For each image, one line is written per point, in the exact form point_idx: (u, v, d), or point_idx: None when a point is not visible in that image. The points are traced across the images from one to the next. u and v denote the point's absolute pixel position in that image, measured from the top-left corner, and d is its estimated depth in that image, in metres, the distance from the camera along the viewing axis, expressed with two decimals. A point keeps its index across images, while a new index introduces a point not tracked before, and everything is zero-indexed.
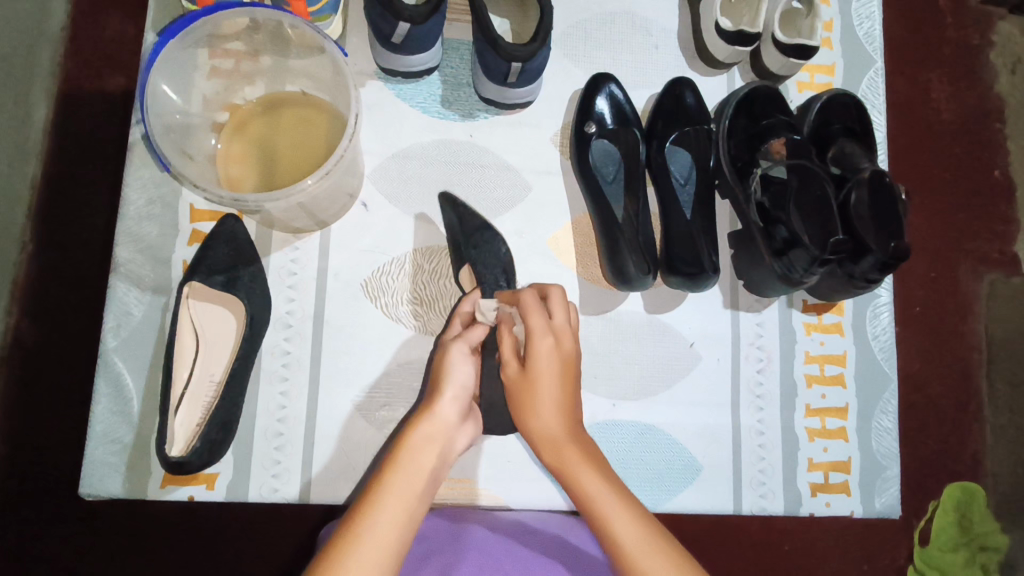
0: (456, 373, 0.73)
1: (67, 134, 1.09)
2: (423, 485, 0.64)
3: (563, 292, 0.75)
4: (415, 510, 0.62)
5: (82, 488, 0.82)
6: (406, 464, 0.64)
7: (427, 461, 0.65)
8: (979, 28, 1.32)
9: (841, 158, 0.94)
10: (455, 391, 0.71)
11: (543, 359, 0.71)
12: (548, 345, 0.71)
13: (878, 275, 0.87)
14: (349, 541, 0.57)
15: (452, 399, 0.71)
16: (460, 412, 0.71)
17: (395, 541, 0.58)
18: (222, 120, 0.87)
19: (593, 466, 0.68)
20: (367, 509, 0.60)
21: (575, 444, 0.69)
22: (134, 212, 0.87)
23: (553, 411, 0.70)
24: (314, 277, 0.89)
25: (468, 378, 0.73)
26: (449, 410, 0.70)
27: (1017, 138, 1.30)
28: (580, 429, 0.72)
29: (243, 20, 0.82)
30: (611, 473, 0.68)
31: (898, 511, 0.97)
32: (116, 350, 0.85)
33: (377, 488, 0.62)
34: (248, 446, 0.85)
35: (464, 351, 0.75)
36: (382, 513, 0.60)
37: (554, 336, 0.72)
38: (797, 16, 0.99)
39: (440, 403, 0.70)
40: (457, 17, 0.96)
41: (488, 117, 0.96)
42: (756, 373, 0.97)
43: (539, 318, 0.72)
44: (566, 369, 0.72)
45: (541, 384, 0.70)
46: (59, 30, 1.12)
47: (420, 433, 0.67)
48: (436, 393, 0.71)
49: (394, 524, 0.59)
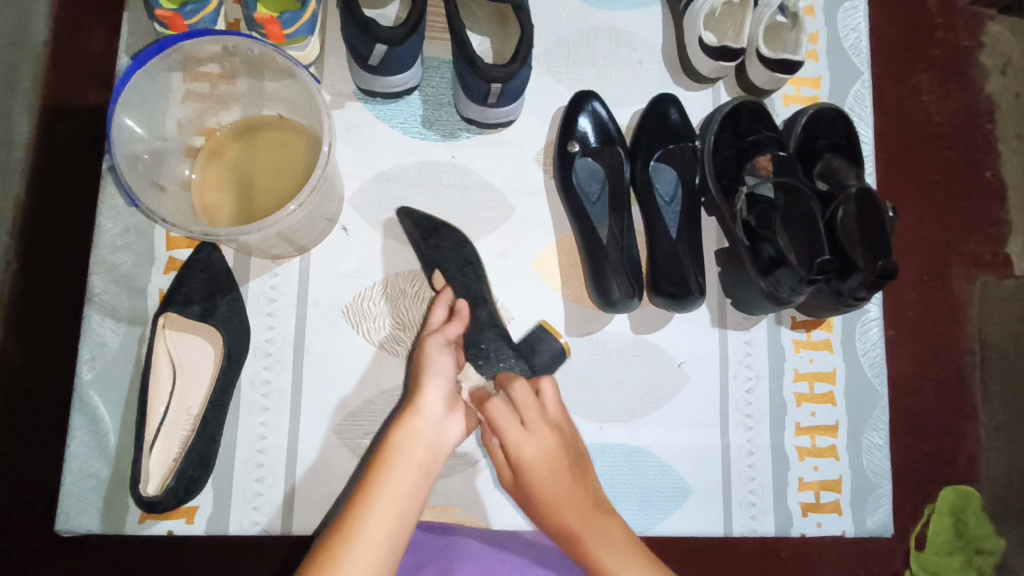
0: (436, 363, 0.69)
1: (45, 156, 1.07)
2: (412, 485, 0.61)
3: (525, 384, 0.73)
4: (407, 507, 0.60)
5: (59, 525, 0.80)
6: (392, 465, 0.62)
7: (414, 458, 0.62)
8: (968, 29, 1.31)
9: (827, 173, 0.93)
10: (438, 383, 0.68)
11: (531, 468, 0.69)
12: (533, 451, 0.69)
13: (867, 293, 0.85)
14: (340, 549, 0.56)
15: (435, 389, 0.67)
16: (445, 401, 0.66)
17: (388, 543, 0.57)
18: (197, 145, 0.86)
19: (613, 538, 0.66)
20: (355, 515, 0.58)
21: (596, 525, 0.67)
22: (108, 240, 0.86)
23: (564, 505, 0.68)
24: (294, 304, 0.88)
25: (449, 369, 0.69)
26: (433, 400, 0.66)
27: (1008, 140, 1.29)
28: (601, 511, 0.69)
29: (216, 46, 0.80)
30: (633, 543, 0.66)
31: (890, 530, 0.96)
32: (92, 383, 0.83)
33: (365, 490, 0.60)
34: (227, 478, 0.83)
35: (441, 344, 0.72)
36: (372, 520, 0.58)
37: (532, 437, 0.69)
38: (782, 30, 0.98)
39: (423, 395, 0.66)
40: (437, 34, 0.95)
41: (470, 137, 0.94)
42: (745, 394, 0.96)
43: (511, 427, 0.70)
44: (561, 468, 0.70)
45: (540, 493, 0.69)
46: (40, 48, 1.09)
47: (406, 428, 0.64)
48: (416, 385, 0.68)
49: (384, 528, 0.58)
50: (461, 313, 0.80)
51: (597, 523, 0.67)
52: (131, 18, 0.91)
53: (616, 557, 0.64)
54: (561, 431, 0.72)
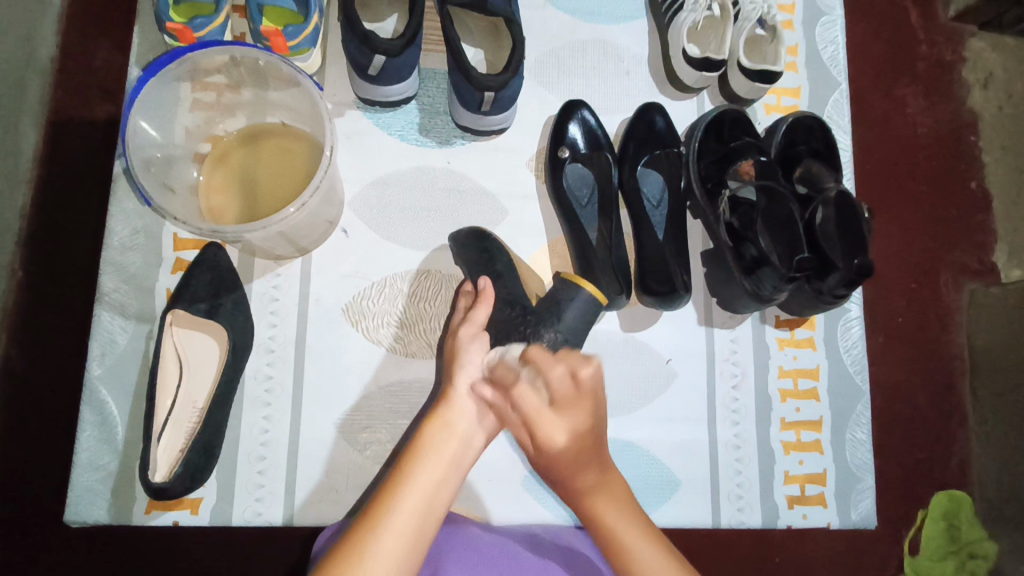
0: (468, 359, 0.73)
1: (55, 164, 1.11)
2: (445, 474, 0.65)
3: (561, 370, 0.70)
4: (436, 500, 0.62)
5: (67, 515, 0.83)
6: (427, 453, 0.65)
7: (447, 450, 0.66)
8: (950, 44, 1.36)
9: (807, 177, 1.00)
10: (470, 377, 0.72)
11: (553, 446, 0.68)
12: (559, 434, 0.68)
13: (845, 290, 0.89)
14: (367, 535, 0.58)
15: (468, 381, 0.72)
16: (478, 395, 0.71)
17: (416, 532, 0.59)
18: (204, 152, 0.90)
19: (618, 503, 0.69)
20: (384, 501, 0.61)
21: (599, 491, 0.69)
22: (118, 242, 0.90)
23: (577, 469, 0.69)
24: (296, 301, 0.92)
25: (480, 362, 0.73)
26: (467, 395, 0.71)
27: (989, 151, 1.34)
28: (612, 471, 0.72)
29: (223, 56, 0.84)
30: (634, 510, 0.70)
31: (874, 522, 0.99)
32: (101, 378, 0.87)
33: (399, 479, 0.64)
34: (231, 471, 0.86)
35: (473, 336, 0.76)
36: (400, 506, 0.60)
37: (560, 418, 0.68)
38: (762, 41, 1.02)
39: (457, 389, 0.71)
40: (433, 47, 1.00)
41: (465, 144, 0.99)
42: (731, 389, 0.99)
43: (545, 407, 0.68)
44: (586, 448, 0.69)
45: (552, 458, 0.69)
46: (48, 60, 1.13)
47: (441, 421, 0.68)
48: (450, 382, 0.72)
49: (413, 516, 0.60)
50: (485, 292, 0.82)
51: (604, 480, 0.70)
52: (141, 28, 0.96)
53: (617, 519, 0.68)
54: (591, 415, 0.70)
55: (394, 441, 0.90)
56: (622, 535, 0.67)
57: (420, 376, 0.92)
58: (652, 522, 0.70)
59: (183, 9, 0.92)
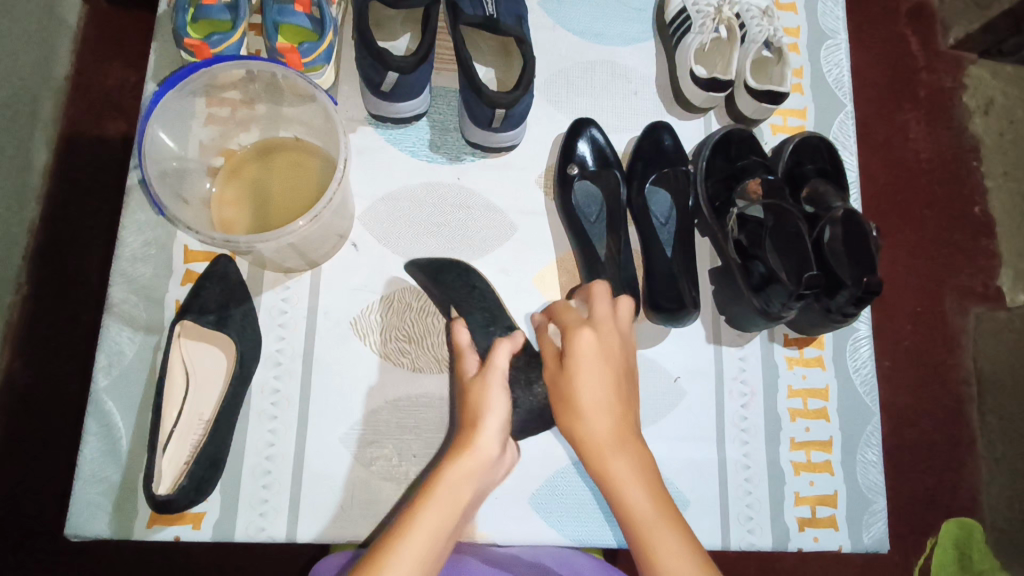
0: (495, 407, 0.70)
1: (67, 181, 1.13)
2: (455, 522, 0.62)
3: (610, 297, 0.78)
4: (442, 551, 0.59)
5: (68, 528, 0.82)
6: (441, 498, 0.62)
7: (463, 496, 0.63)
8: (952, 71, 1.37)
9: (814, 198, 0.98)
10: (494, 423, 0.69)
11: (582, 356, 0.73)
12: (591, 340, 0.73)
13: (854, 309, 0.88)
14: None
15: (491, 431, 0.69)
16: (499, 446, 0.69)
17: (423, 568, 0.56)
18: (218, 165, 0.91)
19: (630, 462, 0.68)
20: (394, 543, 0.57)
21: (609, 459, 0.69)
22: (129, 253, 0.90)
23: (593, 419, 0.71)
24: (304, 316, 0.92)
25: (505, 411, 0.71)
26: (489, 445, 0.68)
27: (992, 176, 1.34)
28: (629, 431, 0.71)
29: (239, 72, 0.85)
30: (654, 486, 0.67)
31: (887, 545, 0.97)
32: (107, 389, 0.86)
33: (410, 517, 0.60)
34: (236, 485, 0.85)
35: (502, 384, 0.72)
36: (410, 550, 0.57)
37: (594, 329, 0.75)
38: (768, 64, 1.05)
39: (481, 437, 0.68)
40: (445, 66, 1.01)
41: (475, 160, 0.99)
42: (740, 409, 0.98)
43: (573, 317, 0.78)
44: (603, 371, 0.72)
45: (576, 382, 0.72)
46: (62, 79, 1.15)
47: (460, 468, 0.65)
48: (474, 425, 0.69)
49: (420, 563, 0.57)
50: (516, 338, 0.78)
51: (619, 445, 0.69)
52: (159, 46, 0.98)
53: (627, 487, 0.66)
54: (617, 340, 0.76)
55: (400, 458, 0.89)
56: (626, 500, 0.66)
57: (428, 391, 0.91)
58: (667, 500, 0.66)
59: (201, 25, 0.93)
